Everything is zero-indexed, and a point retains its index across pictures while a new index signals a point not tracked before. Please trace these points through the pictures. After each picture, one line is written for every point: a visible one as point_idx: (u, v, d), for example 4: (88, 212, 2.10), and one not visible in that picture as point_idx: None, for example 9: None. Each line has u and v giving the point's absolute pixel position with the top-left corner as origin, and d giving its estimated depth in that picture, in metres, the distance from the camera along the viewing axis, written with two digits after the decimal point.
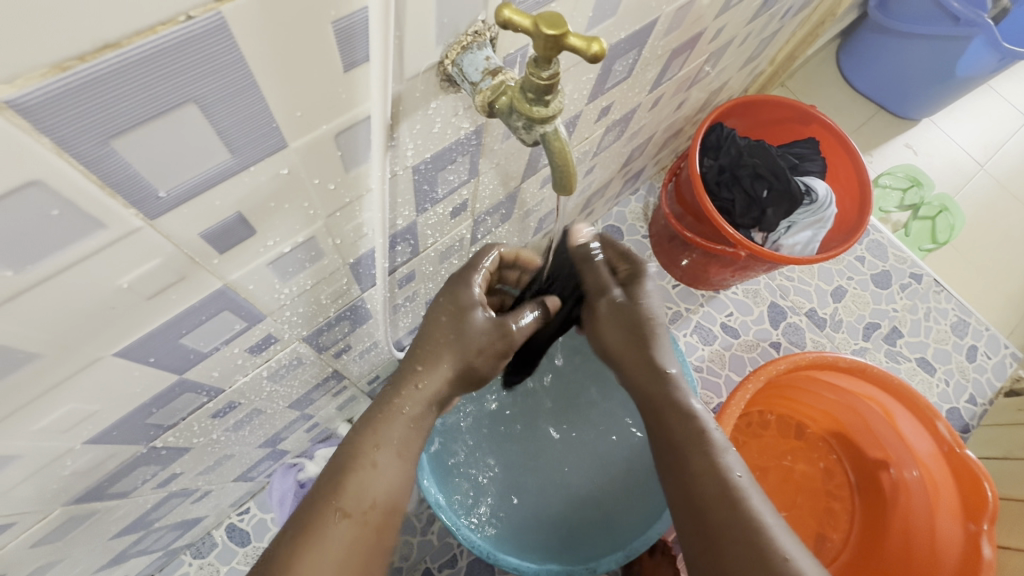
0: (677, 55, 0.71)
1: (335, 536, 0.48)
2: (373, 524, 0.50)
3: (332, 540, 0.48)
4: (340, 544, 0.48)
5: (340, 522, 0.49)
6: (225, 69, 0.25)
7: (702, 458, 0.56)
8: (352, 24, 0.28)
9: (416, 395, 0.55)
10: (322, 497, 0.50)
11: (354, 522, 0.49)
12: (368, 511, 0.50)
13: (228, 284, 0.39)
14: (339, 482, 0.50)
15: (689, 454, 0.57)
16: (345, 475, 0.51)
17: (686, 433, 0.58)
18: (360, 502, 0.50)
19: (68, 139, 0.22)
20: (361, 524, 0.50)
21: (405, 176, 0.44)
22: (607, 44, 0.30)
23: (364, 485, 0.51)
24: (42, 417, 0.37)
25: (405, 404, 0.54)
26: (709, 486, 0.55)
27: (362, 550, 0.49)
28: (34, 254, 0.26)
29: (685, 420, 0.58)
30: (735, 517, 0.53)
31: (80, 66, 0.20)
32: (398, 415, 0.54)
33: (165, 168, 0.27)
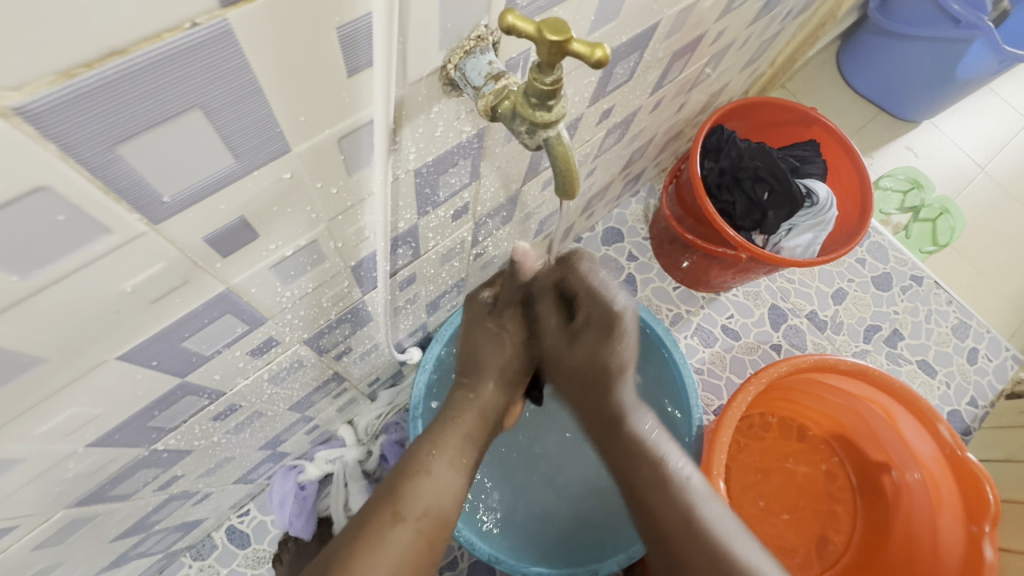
0: (677, 58, 0.71)
1: (392, 540, 0.54)
2: (426, 531, 0.56)
3: (390, 544, 0.54)
4: (396, 546, 0.54)
5: (396, 527, 0.55)
6: (229, 76, 0.25)
7: (661, 499, 0.63)
8: (356, 30, 0.28)
9: (467, 404, 0.67)
10: (382, 502, 0.57)
11: (410, 526, 0.55)
12: (422, 517, 0.57)
13: (231, 287, 0.39)
14: (398, 490, 0.57)
15: (653, 494, 0.63)
16: (401, 483, 0.58)
17: (645, 473, 0.64)
18: (413, 510, 0.57)
19: (74, 145, 0.22)
20: (416, 530, 0.56)
21: (407, 179, 0.44)
22: (610, 50, 0.30)
23: (419, 492, 0.58)
24: (44, 421, 0.37)
25: (457, 415, 0.66)
26: (671, 519, 0.61)
27: (417, 553, 0.55)
28: (38, 259, 0.26)
29: (641, 454, 0.65)
30: (697, 548, 0.59)
31: (86, 72, 0.20)
32: (455, 425, 0.65)
33: (171, 173, 0.27)
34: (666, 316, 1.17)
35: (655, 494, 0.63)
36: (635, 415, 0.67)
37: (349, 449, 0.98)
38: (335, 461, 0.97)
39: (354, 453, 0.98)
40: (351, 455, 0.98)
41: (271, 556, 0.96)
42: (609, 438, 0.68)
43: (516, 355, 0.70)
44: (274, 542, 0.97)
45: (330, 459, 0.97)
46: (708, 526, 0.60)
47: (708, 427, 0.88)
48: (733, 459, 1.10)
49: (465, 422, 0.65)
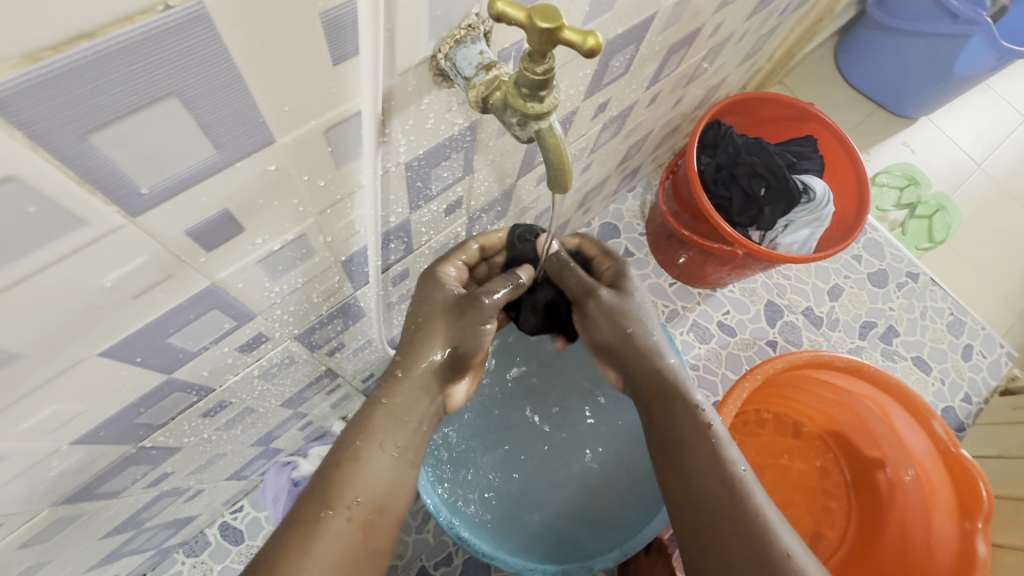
0: (674, 52, 0.71)
1: (326, 532, 0.48)
2: (365, 521, 0.50)
3: (323, 537, 0.48)
4: (330, 539, 0.48)
5: (329, 517, 0.48)
6: (208, 62, 0.24)
7: (704, 456, 0.57)
8: (341, 17, 0.27)
9: (399, 385, 0.55)
10: (314, 495, 0.50)
11: (343, 516, 0.49)
12: (355, 505, 0.49)
13: (217, 282, 0.38)
14: (327, 478, 0.50)
15: (693, 450, 0.57)
16: (334, 472, 0.51)
17: (687, 429, 0.58)
18: (347, 497, 0.50)
19: (44, 133, 0.22)
20: (347, 518, 0.49)
21: (398, 172, 0.43)
22: (603, 39, 0.29)
23: (352, 482, 0.50)
24: (25, 418, 0.36)
25: (384, 396, 0.54)
26: (706, 479, 0.56)
27: (354, 544, 0.49)
28: (10, 252, 0.25)
29: (688, 416, 0.59)
30: (738, 517, 0.54)
31: (53, 56, 0.20)
32: (379, 406, 0.54)
33: (149, 164, 0.26)
34: (663, 312, 1.17)
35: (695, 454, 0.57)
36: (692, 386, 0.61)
37: None
38: None
39: None
40: None
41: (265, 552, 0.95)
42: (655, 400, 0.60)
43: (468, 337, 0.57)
44: (267, 538, 0.97)
45: None
46: (747, 489, 0.55)
47: None
48: None
49: (395, 401, 0.54)
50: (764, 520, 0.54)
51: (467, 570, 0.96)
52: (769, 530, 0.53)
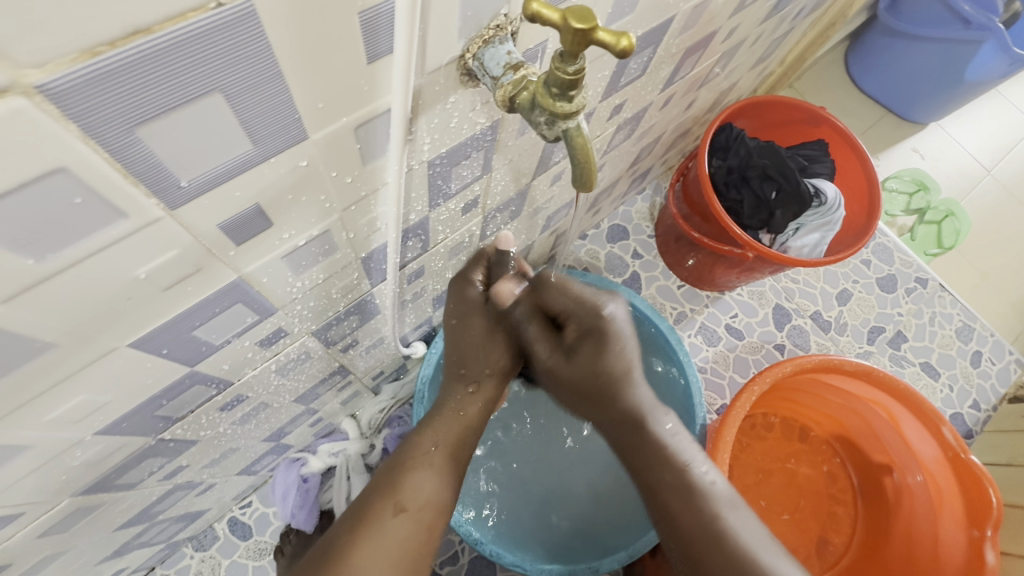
0: (690, 55, 0.71)
1: (390, 531, 0.49)
2: (425, 523, 0.51)
3: (387, 536, 0.49)
4: (393, 538, 0.49)
5: (396, 518, 0.50)
6: (251, 59, 0.25)
7: (688, 509, 0.56)
8: (378, 16, 0.27)
9: (471, 393, 0.60)
10: (379, 494, 0.51)
11: (410, 518, 0.50)
12: (422, 508, 0.51)
13: (243, 276, 0.39)
14: (395, 481, 0.52)
15: (677, 506, 0.57)
16: (404, 471, 0.53)
17: (696, 448, 0.59)
18: (413, 499, 0.51)
19: (94, 126, 0.22)
20: (414, 520, 0.50)
21: (420, 170, 0.43)
22: (635, 40, 0.30)
23: (420, 484, 0.52)
24: (54, 407, 0.36)
25: (461, 405, 0.59)
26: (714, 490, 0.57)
27: (414, 547, 0.50)
28: (54, 242, 0.25)
29: (664, 462, 0.58)
30: (726, 564, 0.54)
31: (110, 51, 0.20)
32: (453, 416, 0.58)
33: (188, 158, 0.27)
34: (671, 314, 1.17)
35: (678, 502, 0.57)
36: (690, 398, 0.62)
37: (352, 442, 0.98)
38: (338, 454, 0.97)
39: (357, 446, 0.98)
40: (354, 449, 0.98)
41: (273, 547, 0.96)
42: (631, 444, 0.59)
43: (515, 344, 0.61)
44: (275, 533, 0.97)
45: (333, 452, 0.97)
46: (731, 534, 0.55)
47: (713, 425, 0.87)
48: (735, 458, 1.09)
49: (469, 411, 0.59)
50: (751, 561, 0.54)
51: (474, 569, 0.96)
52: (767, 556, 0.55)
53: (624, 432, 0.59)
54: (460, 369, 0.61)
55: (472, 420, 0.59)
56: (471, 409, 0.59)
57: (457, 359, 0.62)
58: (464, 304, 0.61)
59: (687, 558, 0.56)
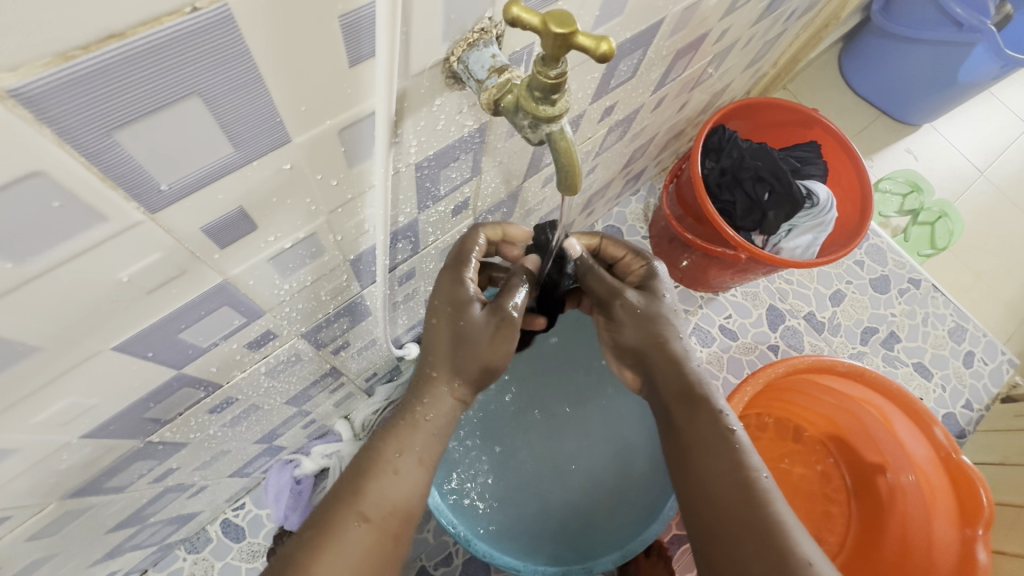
0: (681, 57, 0.71)
1: (352, 540, 0.48)
2: (391, 531, 0.51)
3: (349, 545, 0.48)
4: (357, 548, 0.48)
5: (360, 527, 0.49)
6: (230, 62, 0.25)
7: (727, 463, 0.54)
8: (359, 19, 0.28)
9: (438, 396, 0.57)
10: (343, 502, 0.50)
11: (372, 527, 0.50)
12: (386, 517, 0.51)
13: (228, 279, 0.38)
14: (359, 488, 0.51)
15: (712, 461, 0.54)
16: (366, 480, 0.52)
17: (714, 433, 0.56)
18: (376, 508, 0.51)
19: (70, 129, 0.22)
20: (377, 529, 0.50)
21: (408, 173, 0.43)
22: (616, 44, 0.30)
23: (385, 492, 0.52)
24: (38, 410, 0.36)
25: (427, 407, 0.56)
26: (732, 476, 0.53)
27: (378, 555, 0.50)
28: (34, 245, 0.25)
29: (713, 418, 0.56)
30: (756, 521, 0.50)
31: (84, 55, 0.20)
32: (419, 423, 0.56)
33: (168, 161, 0.26)
34: None
35: (717, 458, 0.54)
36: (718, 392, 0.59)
37: (345, 444, 0.98)
38: (332, 456, 0.97)
39: (350, 448, 0.98)
40: (347, 450, 0.98)
41: (266, 549, 0.96)
42: (680, 402, 0.58)
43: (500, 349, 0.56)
44: (269, 535, 0.97)
45: (326, 454, 0.97)
46: (769, 497, 0.52)
47: None
48: None
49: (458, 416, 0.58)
50: (784, 528, 0.50)
51: (468, 569, 0.97)
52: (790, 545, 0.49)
53: (673, 396, 0.59)
54: (430, 371, 0.57)
55: (438, 428, 0.57)
56: (440, 412, 0.57)
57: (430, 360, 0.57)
58: (455, 302, 0.56)
59: (714, 519, 0.52)
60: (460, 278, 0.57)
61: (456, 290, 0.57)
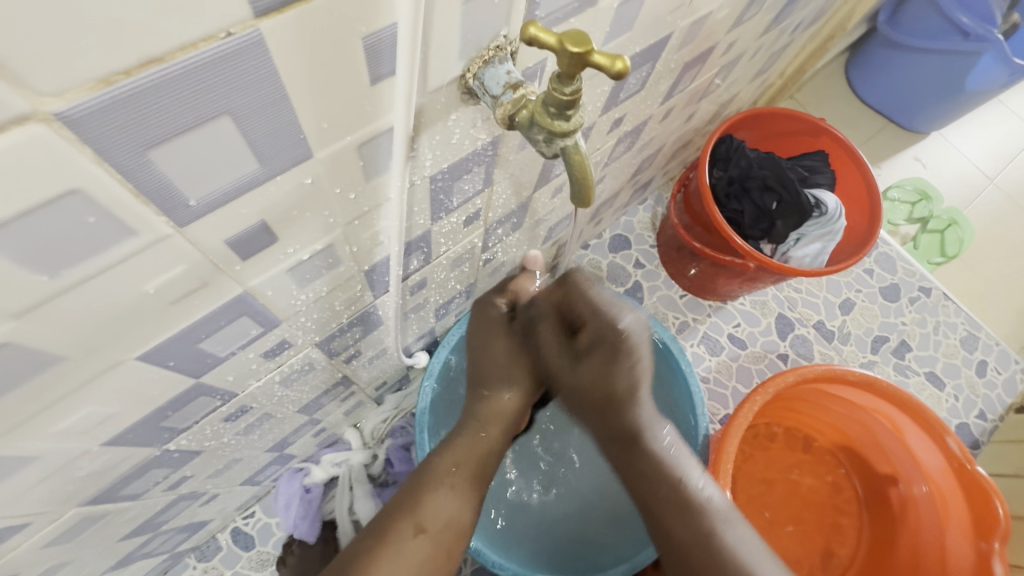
0: (689, 68, 0.72)
1: (411, 551, 0.52)
2: (445, 544, 0.54)
3: (408, 555, 0.52)
4: (415, 558, 0.52)
5: (416, 538, 0.53)
6: (259, 83, 0.25)
7: (681, 524, 0.59)
8: (381, 39, 0.28)
9: (490, 416, 0.63)
10: (402, 515, 0.54)
11: (429, 538, 0.53)
12: (441, 529, 0.54)
13: (248, 290, 0.39)
14: (417, 501, 0.55)
15: (672, 519, 0.60)
16: (423, 494, 0.55)
17: (665, 494, 0.61)
18: (433, 520, 0.54)
19: (107, 148, 0.23)
20: (433, 541, 0.54)
21: (423, 185, 0.44)
22: (630, 62, 0.30)
23: (439, 505, 0.55)
24: (62, 418, 0.37)
25: (481, 429, 0.62)
26: (688, 539, 0.59)
27: (435, 563, 0.53)
28: (68, 259, 0.26)
29: (659, 476, 0.61)
30: (714, 571, 0.57)
31: (124, 79, 0.21)
32: (478, 437, 0.61)
33: (196, 177, 0.27)
34: (673, 324, 1.17)
35: (677, 517, 0.60)
36: (653, 434, 0.62)
37: (355, 453, 0.98)
38: (341, 465, 0.97)
39: (360, 457, 0.98)
40: (356, 459, 0.98)
41: (275, 558, 0.96)
42: (628, 457, 0.63)
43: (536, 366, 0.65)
44: (278, 544, 0.97)
45: (336, 463, 0.97)
46: (723, 547, 0.58)
47: (716, 435, 0.87)
48: (739, 469, 1.09)
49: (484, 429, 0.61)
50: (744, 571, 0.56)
51: None
52: None
53: (620, 445, 0.63)
54: (484, 390, 0.64)
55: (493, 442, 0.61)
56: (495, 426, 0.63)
57: (480, 380, 0.65)
58: (487, 321, 0.66)
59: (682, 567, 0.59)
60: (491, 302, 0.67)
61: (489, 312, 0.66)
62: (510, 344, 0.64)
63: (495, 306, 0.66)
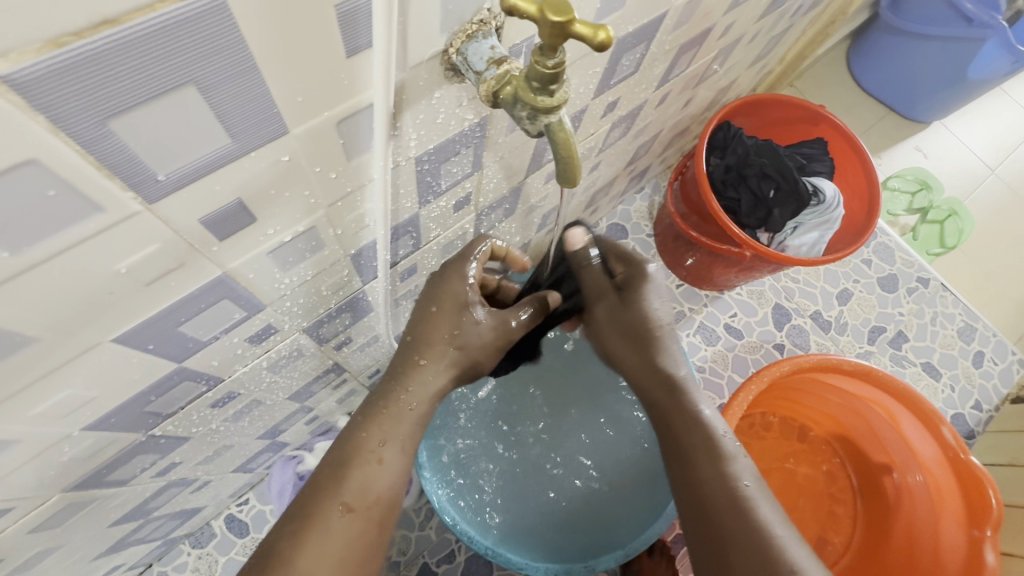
0: (685, 52, 0.71)
1: (338, 531, 0.48)
2: (375, 520, 0.51)
3: (334, 536, 0.48)
4: (342, 538, 0.48)
5: (342, 517, 0.49)
6: (224, 51, 0.24)
7: (710, 468, 0.57)
8: (356, 9, 0.27)
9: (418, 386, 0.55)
10: (324, 492, 0.49)
11: (359, 517, 0.49)
12: (372, 506, 0.51)
13: (228, 272, 0.39)
14: (342, 477, 0.50)
15: (702, 466, 0.57)
16: (348, 469, 0.51)
17: (695, 440, 0.58)
18: (362, 498, 0.50)
19: (63, 117, 0.22)
20: (364, 519, 0.50)
21: (408, 167, 0.43)
22: (614, 33, 0.29)
23: (368, 480, 0.51)
24: (40, 401, 0.37)
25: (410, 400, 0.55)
26: (716, 488, 0.56)
27: (365, 542, 0.50)
28: (30, 235, 0.26)
29: (693, 425, 0.59)
30: (745, 529, 0.53)
31: (76, 41, 0.20)
32: (405, 409, 0.54)
33: (164, 151, 0.26)
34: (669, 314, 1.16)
35: (709, 469, 0.57)
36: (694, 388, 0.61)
37: None
38: None
39: None
40: None
41: None
42: (668, 404, 0.61)
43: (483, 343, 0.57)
44: (272, 531, 0.97)
45: None
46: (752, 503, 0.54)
47: None
48: None
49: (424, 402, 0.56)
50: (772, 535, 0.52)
51: (470, 568, 0.96)
52: (776, 545, 0.52)
53: (662, 394, 0.61)
54: (418, 358, 0.55)
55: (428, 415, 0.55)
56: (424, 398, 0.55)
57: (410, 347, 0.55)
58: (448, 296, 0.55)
59: (705, 527, 0.55)
60: (461, 272, 0.56)
61: (450, 287, 0.56)
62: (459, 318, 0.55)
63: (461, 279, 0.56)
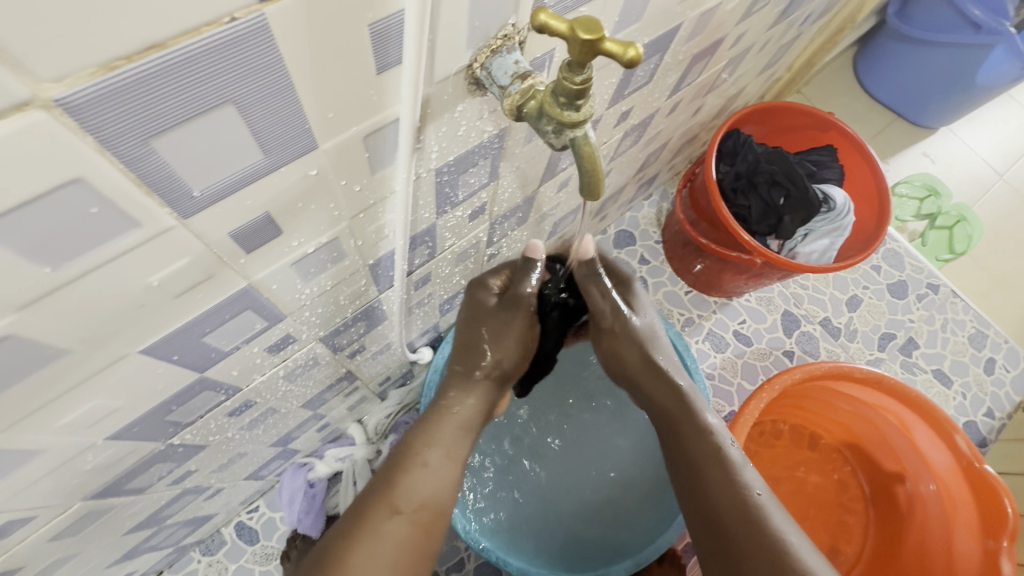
0: (698, 61, 0.71)
1: (389, 532, 0.52)
2: (423, 523, 0.54)
3: (387, 536, 0.51)
4: (393, 538, 0.52)
5: (393, 519, 0.53)
6: (263, 71, 0.25)
7: (722, 480, 0.60)
8: (388, 27, 0.28)
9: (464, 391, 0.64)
10: (378, 497, 0.54)
11: (406, 519, 0.53)
12: (418, 509, 0.55)
13: (252, 284, 0.39)
14: (392, 482, 0.55)
15: (712, 475, 0.61)
16: (397, 476, 0.56)
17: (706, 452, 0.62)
18: (409, 502, 0.55)
19: (109, 138, 0.22)
20: (410, 521, 0.53)
21: (428, 178, 0.44)
22: (642, 50, 0.30)
23: (417, 486, 0.56)
24: (67, 412, 0.37)
25: (454, 405, 0.63)
26: (728, 500, 0.59)
27: (413, 548, 0.53)
28: (69, 252, 0.26)
29: (700, 435, 0.64)
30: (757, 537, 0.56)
31: (125, 65, 0.20)
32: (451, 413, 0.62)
33: (200, 168, 0.27)
34: (679, 320, 1.16)
35: (720, 481, 0.60)
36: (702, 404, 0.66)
37: (359, 447, 0.99)
38: (345, 459, 0.98)
39: (364, 452, 0.98)
40: (360, 454, 0.98)
41: (279, 552, 0.96)
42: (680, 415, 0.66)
43: (509, 350, 0.65)
44: (282, 539, 0.97)
45: (340, 457, 0.98)
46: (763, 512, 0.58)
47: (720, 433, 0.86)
48: None
49: (463, 410, 0.63)
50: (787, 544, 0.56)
51: None
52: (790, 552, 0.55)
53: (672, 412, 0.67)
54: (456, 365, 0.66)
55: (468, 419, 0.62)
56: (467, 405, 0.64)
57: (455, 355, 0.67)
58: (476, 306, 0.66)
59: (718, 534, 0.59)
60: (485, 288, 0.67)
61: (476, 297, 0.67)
62: (493, 322, 0.65)
63: (485, 288, 0.66)
